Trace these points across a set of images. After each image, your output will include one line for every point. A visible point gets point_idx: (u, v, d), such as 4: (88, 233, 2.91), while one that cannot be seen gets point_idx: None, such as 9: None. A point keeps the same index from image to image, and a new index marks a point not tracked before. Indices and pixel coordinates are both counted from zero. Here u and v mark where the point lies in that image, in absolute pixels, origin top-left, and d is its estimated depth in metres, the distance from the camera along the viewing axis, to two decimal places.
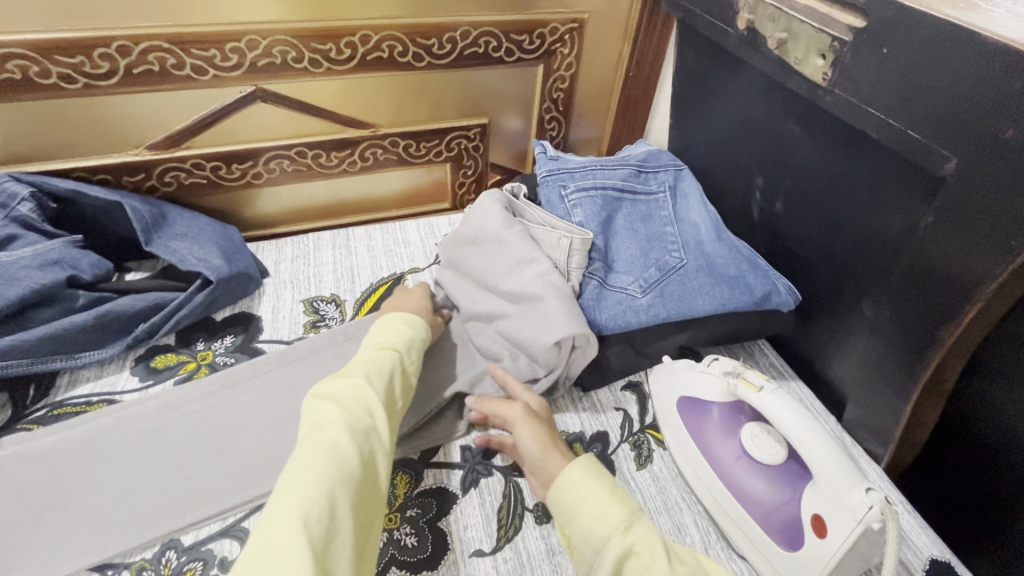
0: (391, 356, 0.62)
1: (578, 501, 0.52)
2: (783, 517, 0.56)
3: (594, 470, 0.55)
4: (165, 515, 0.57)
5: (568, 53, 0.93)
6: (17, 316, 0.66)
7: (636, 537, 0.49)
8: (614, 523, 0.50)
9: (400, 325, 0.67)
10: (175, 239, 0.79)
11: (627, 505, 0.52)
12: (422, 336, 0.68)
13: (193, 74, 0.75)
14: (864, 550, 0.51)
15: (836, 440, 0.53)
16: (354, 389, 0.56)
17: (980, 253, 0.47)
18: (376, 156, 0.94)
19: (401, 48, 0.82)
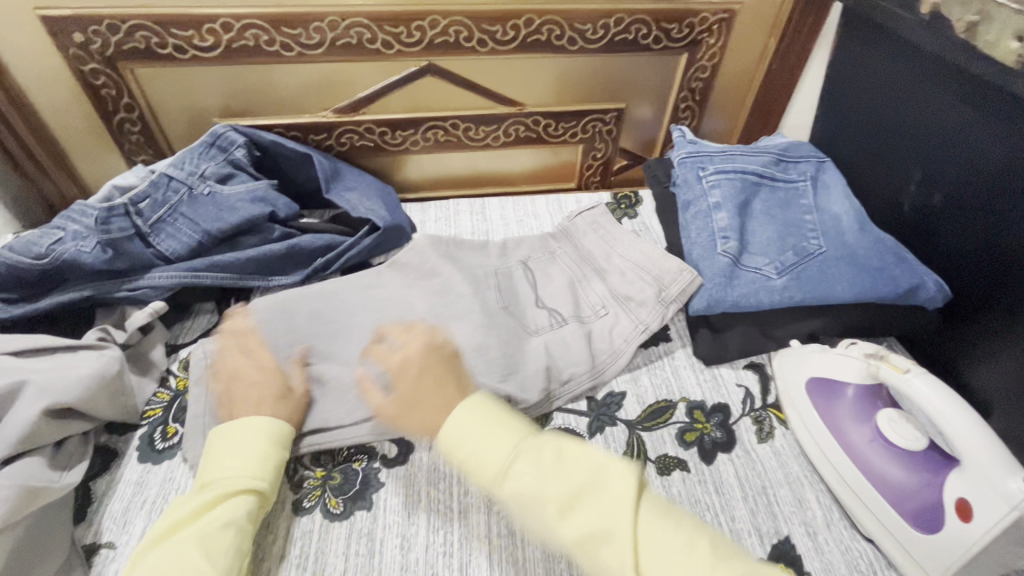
0: (226, 509, 0.52)
1: (469, 441, 0.52)
2: (920, 500, 0.56)
3: (482, 405, 0.55)
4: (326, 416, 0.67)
5: (713, 43, 0.95)
6: (230, 239, 0.80)
7: (517, 472, 0.49)
8: (499, 455, 0.50)
9: (241, 440, 0.57)
10: (348, 191, 0.91)
11: (509, 434, 0.51)
12: (268, 446, 0.58)
13: (382, 48, 0.86)
14: (1015, 538, 0.51)
15: (988, 429, 0.54)
16: (181, 560, 0.48)
17: None
18: (517, 132, 1.02)
19: (558, 32, 0.89)
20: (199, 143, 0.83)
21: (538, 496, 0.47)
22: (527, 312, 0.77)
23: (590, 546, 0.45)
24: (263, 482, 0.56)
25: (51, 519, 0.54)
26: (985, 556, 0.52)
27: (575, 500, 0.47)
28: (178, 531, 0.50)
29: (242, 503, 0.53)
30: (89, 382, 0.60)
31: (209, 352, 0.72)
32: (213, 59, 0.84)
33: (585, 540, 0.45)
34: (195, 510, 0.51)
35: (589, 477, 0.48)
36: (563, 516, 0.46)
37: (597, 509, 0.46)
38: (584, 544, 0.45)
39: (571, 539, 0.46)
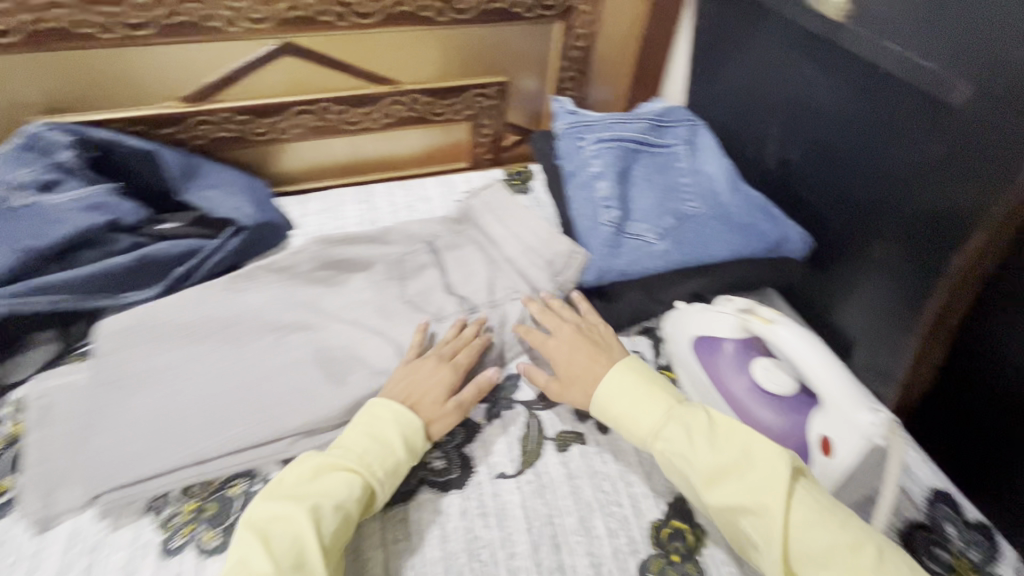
0: (335, 489, 0.52)
1: (620, 409, 0.59)
2: (793, 442, 0.60)
3: (630, 375, 0.60)
4: (188, 442, 0.59)
5: (587, 11, 0.94)
6: (63, 256, 0.71)
7: (665, 446, 0.54)
8: (649, 427, 0.56)
9: (386, 424, 0.58)
10: (208, 188, 0.83)
11: (662, 407, 0.56)
12: (387, 436, 0.57)
13: (224, 26, 0.77)
14: (872, 463, 0.55)
15: (844, 367, 0.58)
16: (292, 511, 0.49)
17: (975, 188, 0.51)
18: (397, 113, 0.95)
19: (423, 3, 0.84)
20: (11, 149, 0.72)
21: (686, 470, 0.52)
22: (417, 303, 0.74)
23: (730, 517, 0.49)
24: (376, 470, 0.55)
25: None
26: (850, 481, 0.56)
27: (726, 483, 0.49)
28: (297, 486, 0.52)
29: (353, 484, 0.53)
30: None
31: (48, 390, 0.64)
32: (15, 47, 0.72)
33: (725, 513, 0.49)
34: (314, 473, 0.53)
35: (743, 461, 0.49)
36: (710, 489, 0.50)
37: (754, 497, 0.47)
38: (725, 516, 0.49)
39: (716, 508, 0.50)
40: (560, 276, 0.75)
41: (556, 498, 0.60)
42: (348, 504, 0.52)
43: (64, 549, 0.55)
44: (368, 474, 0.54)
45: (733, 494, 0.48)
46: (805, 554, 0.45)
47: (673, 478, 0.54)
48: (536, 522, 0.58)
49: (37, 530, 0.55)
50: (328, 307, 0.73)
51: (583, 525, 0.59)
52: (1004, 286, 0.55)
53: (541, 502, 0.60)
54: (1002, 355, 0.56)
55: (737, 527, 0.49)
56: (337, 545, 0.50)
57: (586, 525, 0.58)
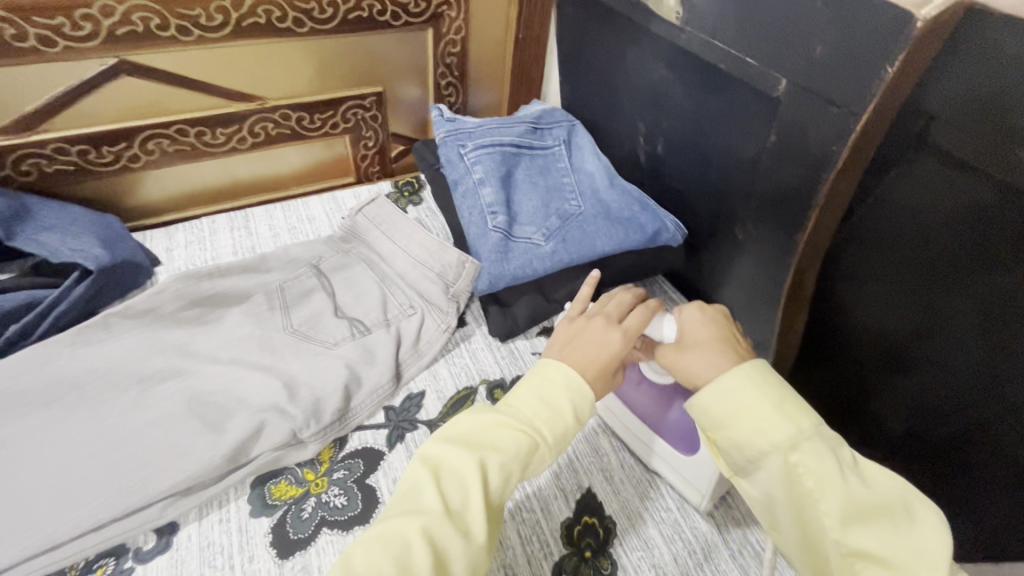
0: (499, 446, 0.49)
1: (732, 411, 0.48)
2: (682, 428, 0.60)
3: (760, 376, 0.49)
4: (35, 526, 0.52)
5: (455, 16, 0.93)
6: None
7: (796, 465, 0.45)
8: (779, 440, 0.46)
9: (553, 383, 0.54)
10: (42, 232, 0.72)
11: (791, 425, 0.46)
12: (562, 400, 0.53)
13: (40, 45, 0.69)
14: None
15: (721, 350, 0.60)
16: (459, 468, 0.47)
17: (806, 170, 0.56)
18: (267, 130, 0.90)
19: (279, 14, 0.79)
20: None
21: (814, 500, 0.44)
22: (303, 332, 0.71)
23: (852, 563, 0.43)
24: (548, 432, 0.51)
25: None
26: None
27: (862, 529, 0.42)
28: (469, 441, 0.50)
29: (518, 442, 0.49)
30: None
31: None
32: None
33: (850, 557, 0.43)
34: (487, 425, 0.51)
35: (892, 505, 0.43)
36: (842, 527, 0.43)
37: (907, 560, 0.40)
38: (845, 559, 0.43)
39: (838, 545, 0.43)
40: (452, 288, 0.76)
41: None
42: (512, 468, 0.48)
43: None
44: (539, 433, 0.51)
45: (878, 545, 0.41)
46: None
47: (785, 501, 0.45)
48: None
49: None
50: (202, 349, 0.67)
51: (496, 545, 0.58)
52: (840, 264, 0.59)
53: None
54: (852, 328, 0.61)
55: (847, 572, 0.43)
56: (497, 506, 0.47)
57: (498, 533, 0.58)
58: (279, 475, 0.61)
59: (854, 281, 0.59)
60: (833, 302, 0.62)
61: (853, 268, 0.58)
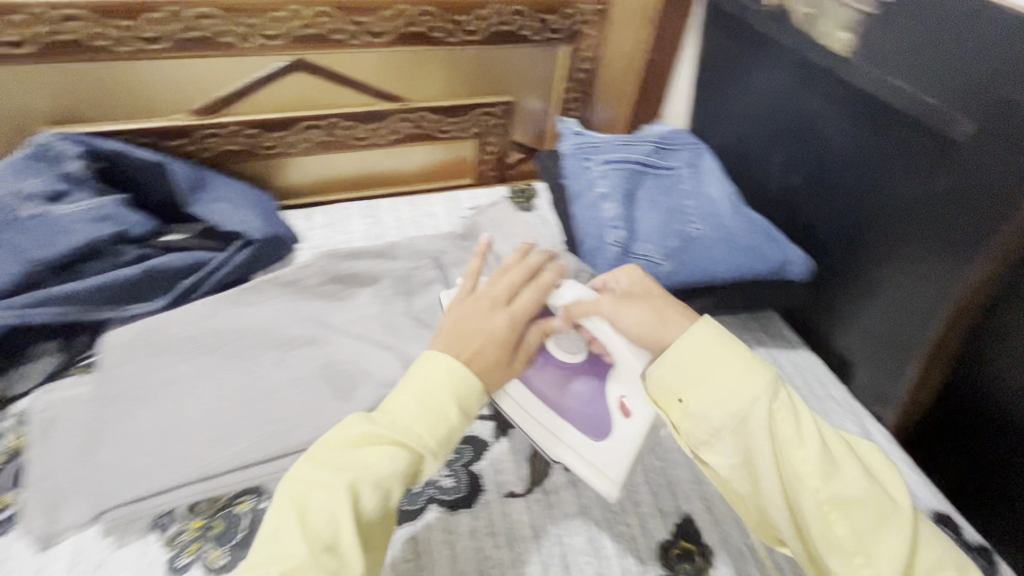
0: (375, 466, 0.44)
1: (703, 365, 0.48)
2: (591, 412, 0.57)
3: (717, 330, 0.50)
4: (194, 456, 0.59)
5: (591, 35, 0.97)
6: (72, 268, 0.70)
7: (777, 412, 0.45)
8: (759, 391, 0.46)
9: (442, 391, 0.47)
10: (216, 202, 0.83)
11: (768, 373, 0.46)
12: (443, 401, 0.47)
13: (235, 41, 0.78)
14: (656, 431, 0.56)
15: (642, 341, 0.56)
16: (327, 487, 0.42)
17: (981, 221, 0.54)
18: (404, 130, 0.96)
19: (434, 24, 0.85)
20: (20, 158, 0.72)
21: (799, 450, 0.44)
22: (423, 321, 0.74)
23: (831, 517, 0.42)
24: (432, 438, 0.46)
25: None
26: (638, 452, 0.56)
27: (853, 487, 0.43)
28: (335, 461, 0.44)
29: (395, 459, 0.44)
30: None
31: (52, 403, 0.63)
32: (31, 57, 0.73)
33: (829, 513, 0.43)
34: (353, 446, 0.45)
35: (861, 491, 0.43)
36: (824, 478, 0.43)
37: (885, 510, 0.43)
38: (826, 514, 0.43)
39: (825, 499, 0.43)
40: None
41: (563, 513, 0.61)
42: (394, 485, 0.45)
43: (70, 565, 0.54)
44: (415, 442, 0.45)
45: (860, 494, 0.43)
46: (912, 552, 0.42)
47: (766, 454, 0.44)
48: (545, 542, 0.58)
49: (42, 545, 0.54)
50: (337, 322, 0.73)
51: (590, 544, 0.59)
52: (995, 322, 0.56)
53: (550, 522, 0.60)
54: (982, 375, 0.59)
55: (835, 536, 0.42)
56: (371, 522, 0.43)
57: (595, 545, 0.59)
58: None
59: (1004, 337, 0.56)
60: (972, 360, 0.60)
61: (1009, 328, 0.55)
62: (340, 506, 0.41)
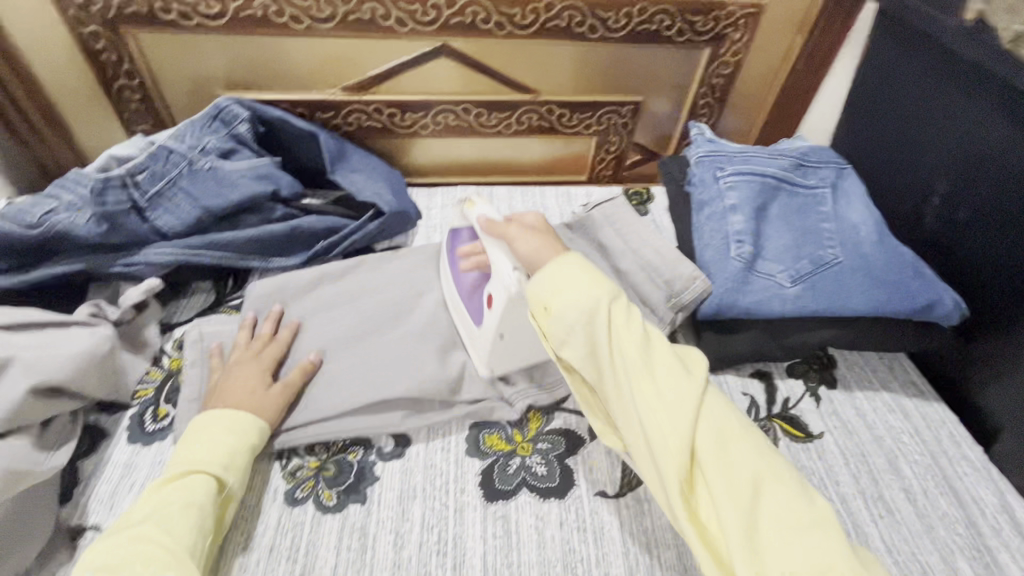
0: (182, 496, 0.50)
1: (564, 279, 0.54)
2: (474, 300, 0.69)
3: (576, 259, 0.56)
4: (317, 402, 0.64)
5: (737, 39, 0.92)
6: (231, 218, 0.78)
7: (615, 312, 0.52)
8: (607, 293, 0.53)
9: (223, 429, 0.56)
10: (353, 173, 0.89)
11: (610, 285, 0.54)
12: (233, 439, 0.56)
13: (395, 25, 0.83)
14: (519, 324, 0.64)
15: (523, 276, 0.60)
16: (167, 521, 0.48)
17: None
18: (530, 121, 0.98)
19: (579, 18, 0.86)
20: (202, 115, 0.79)
21: (628, 337, 0.51)
22: None
23: (643, 390, 0.49)
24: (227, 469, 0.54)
25: (35, 506, 0.52)
26: (511, 337, 0.65)
27: (664, 364, 0.50)
28: (142, 509, 0.49)
29: (199, 489, 0.51)
30: (78, 358, 0.55)
31: (205, 334, 0.70)
32: (221, 28, 0.82)
33: (646, 387, 0.49)
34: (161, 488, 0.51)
35: (680, 370, 0.50)
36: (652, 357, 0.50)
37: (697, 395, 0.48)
38: (643, 386, 0.49)
39: (645, 370, 0.49)
40: (676, 299, 0.74)
41: (656, 524, 0.60)
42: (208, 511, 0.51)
43: None
44: (230, 474, 0.54)
45: (676, 381, 0.49)
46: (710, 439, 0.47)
47: (579, 326, 0.51)
48: (633, 547, 0.58)
49: None
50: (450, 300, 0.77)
51: (679, 560, 0.57)
52: None
53: (640, 529, 0.59)
54: None
55: (659, 412, 0.47)
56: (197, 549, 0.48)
57: (685, 562, 0.57)
58: (493, 427, 0.67)
59: None
60: None
61: None
62: (182, 524, 0.48)
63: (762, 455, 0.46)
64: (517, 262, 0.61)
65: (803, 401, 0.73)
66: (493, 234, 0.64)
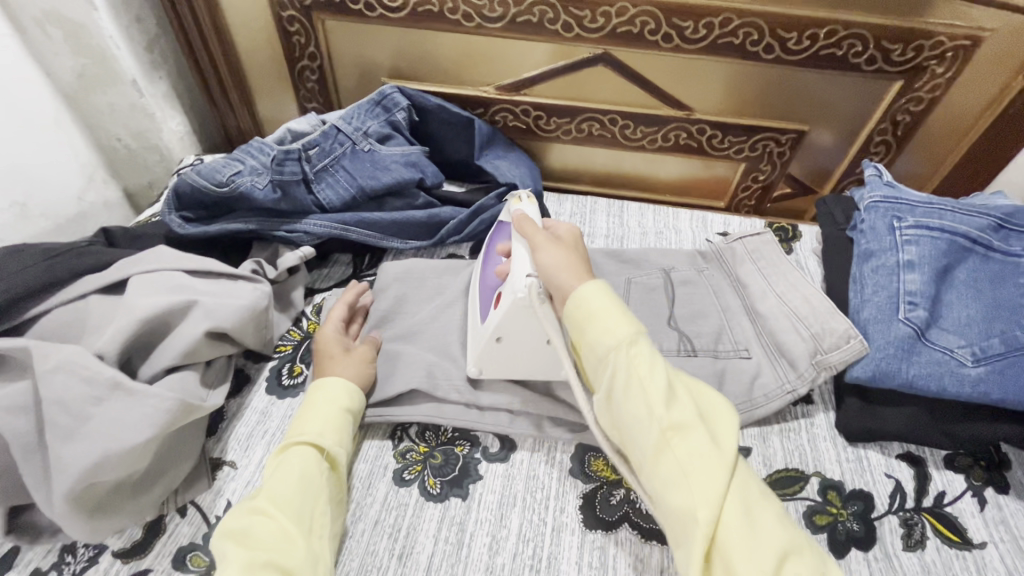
0: (296, 465, 0.54)
1: (588, 314, 0.53)
2: (485, 291, 0.66)
3: (601, 285, 0.55)
4: (435, 390, 0.66)
5: (940, 73, 0.81)
6: (380, 199, 0.82)
7: (635, 357, 0.50)
8: (624, 334, 0.51)
9: (320, 401, 0.60)
10: (497, 159, 0.92)
11: (635, 324, 0.52)
12: (335, 409, 0.59)
13: (561, 30, 0.83)
14: (520, 330, 0.61)
15: (533, 283, 0.57)
16: (283, 488, 0.52)
17: None
18: (677, 138, 0.94)
19: (756, 37, 0.80)
20: (367, 100, 0.84)
21: (648, 387, 0.49)
22: (647, 341, 0.71)
23: (667, 440, 0.47)
24: (331, 438, 0.57)
25: (191, 435, 0.58)
26: (509, 346, 0.62)
27: (682, 415, 0.48)
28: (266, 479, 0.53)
29: (309, 459, 0.55)
30: (244, 311, 0.60)
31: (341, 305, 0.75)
32: (398, 21, 0.86)
33: (668, 437, 0.47)
34: (278, 459, 0.55)
35: (696, 422, 0.47)
36: (669, 408, 0.48)
37: (722, 460, 0.45)
38: (663, 439, 0.47)
39: (659, 424, 0.47)
40: (821, 355, 0.66)
41: None
42: (319, 478, 0.54)
43: None
44: (328, 442, 0.57)
45: (697, 440, 0.47)
46: (734, 514, 0.44)
47: (604, 370, 0.50)
48: None
49: None
50: None
51: None
52: None
53: None
54: None
55: (670, 470, 0.46)
56: (315, 512, 0.52)
57: None
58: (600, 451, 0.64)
59: None
60: None
61: None
62: (284, 492, 0.51)
63: (784, 526, 0.45)
64: (534, 271, 0.59)
65: (963, 501, 0.62)
66: (524, 230, 0.63)
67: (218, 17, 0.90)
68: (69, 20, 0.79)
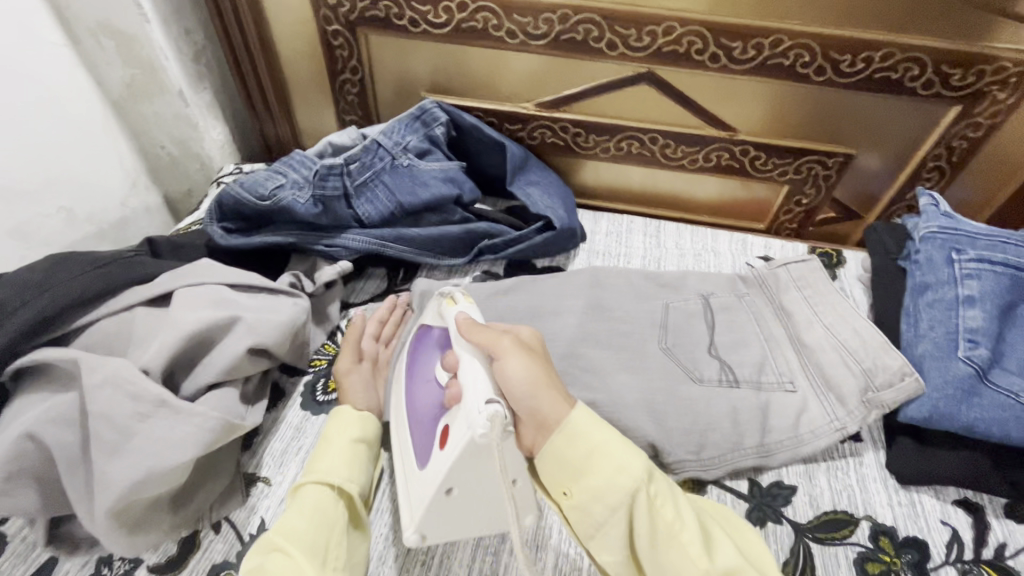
0: (309, 495, 0.53)
1: (592, 452, 0.47)
2: (421, 417, 0.57)
3: (588, 415, 0.49)
4: None
5: (1001, 99, 0.77)
6: (418, 215, 0.82)
7: (653, 499, 0.46)
8: (636, 476, 0.46)
9: (332, 432, 0.59)
10: (530, 185, 0.90)
11: (641, 458, 0.47)
12: (348, 439, 0.59)
13: (605, 48, 0.82)
14: (472, 479, 0.50)
15: (494, 412, 0.47)
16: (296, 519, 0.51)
17: None
18: (719, 159, 0.92)
19: (808, 59, 0.78)
20: (407, 114, 0.84)
21: (678, 531, 0.45)
22: (686, 368, 0.69)
23: None
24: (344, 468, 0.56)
25: (226, 451, 0.58)
26: (459, 500, 0.51)
27: (728, 560, 0.44)
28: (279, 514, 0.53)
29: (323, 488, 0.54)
30: (284, 326, 0.60)
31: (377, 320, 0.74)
32: (440, 36, 0.86)
33: None
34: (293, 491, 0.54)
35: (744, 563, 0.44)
36: (712, 555, 0.44)
37: None
38: None
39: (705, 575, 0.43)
40: (874, 393, 0.63)
41: None
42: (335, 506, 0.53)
43: None
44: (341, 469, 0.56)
45: None
46: None
47: (625, 525, 0.46)
48: None
49: None
50: (607, 336, 0.73)
51: None
52: None
53: None
54: None
55: None
56: (332, 541, 0.51)
57: None
58: None
59: None
60: None
61: None
62: (299, 522, 0.51)
63: None
64: (494, 395, 0.48)
65: None
66: (470, 339, 0.54)
67: (263, 30, 0.91)
68: (122, 33, 0.81)
